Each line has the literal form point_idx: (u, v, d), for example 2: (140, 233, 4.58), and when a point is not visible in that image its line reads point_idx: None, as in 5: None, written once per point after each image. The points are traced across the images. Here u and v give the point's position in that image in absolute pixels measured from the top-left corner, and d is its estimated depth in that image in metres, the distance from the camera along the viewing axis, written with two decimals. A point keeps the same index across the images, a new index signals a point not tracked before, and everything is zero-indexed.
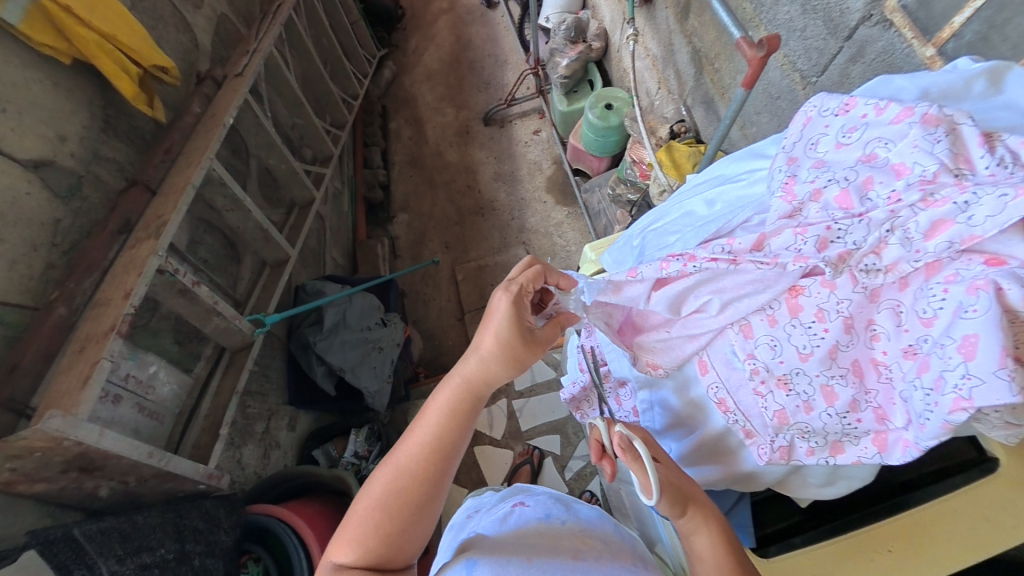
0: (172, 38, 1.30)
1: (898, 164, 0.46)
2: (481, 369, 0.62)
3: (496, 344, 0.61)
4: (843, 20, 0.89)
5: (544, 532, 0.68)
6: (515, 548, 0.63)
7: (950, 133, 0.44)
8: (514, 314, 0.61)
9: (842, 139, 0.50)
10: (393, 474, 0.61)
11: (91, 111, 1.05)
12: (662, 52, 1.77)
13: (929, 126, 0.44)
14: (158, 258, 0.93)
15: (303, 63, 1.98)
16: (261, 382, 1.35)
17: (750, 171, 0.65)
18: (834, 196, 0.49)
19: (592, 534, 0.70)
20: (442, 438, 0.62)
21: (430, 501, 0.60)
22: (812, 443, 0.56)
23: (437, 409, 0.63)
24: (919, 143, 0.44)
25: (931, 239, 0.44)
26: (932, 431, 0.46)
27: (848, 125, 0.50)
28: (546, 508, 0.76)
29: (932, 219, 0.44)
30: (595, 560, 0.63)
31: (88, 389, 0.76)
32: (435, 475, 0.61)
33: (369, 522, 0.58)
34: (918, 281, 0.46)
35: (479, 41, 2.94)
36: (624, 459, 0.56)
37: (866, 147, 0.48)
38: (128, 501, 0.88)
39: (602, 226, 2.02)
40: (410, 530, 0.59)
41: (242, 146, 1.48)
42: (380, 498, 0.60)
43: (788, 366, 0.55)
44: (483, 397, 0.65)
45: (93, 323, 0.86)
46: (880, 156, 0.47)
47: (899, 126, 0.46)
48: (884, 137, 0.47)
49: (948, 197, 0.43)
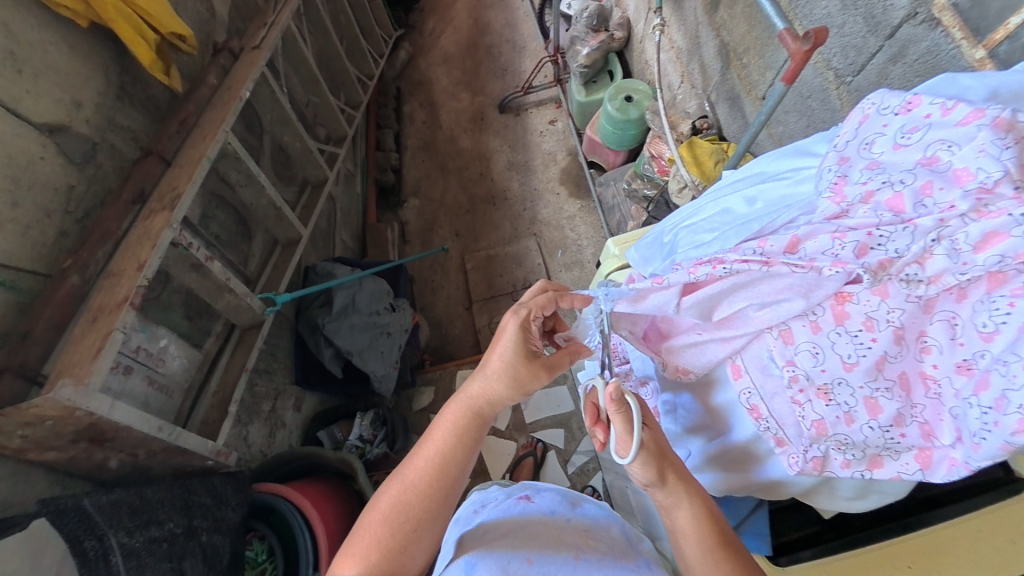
0: (190, 7, 1.26)
1: (959, 170, 0.42)
2: (490, 392, 0.64)
3: (503, 366, 0.63)
4: (884, 18, 0.86)
5: (548, 528, 0.67)
6: (516, 545, 0.62)
7: (1020, 142, 0.40)
8: (521, 337, 0.64)
9: (901, 139, 0.47)
10: (400, 489, 0.61)
11: (106, 77, 1.02)
12: (688, 44, 1.72)
13: (1000, 130, 0.41)
14: (171, 230, 0.91)
15: (319, 40, 1.94)
16: (268, 361, 1.34)
17: (796, 169, 0.62)
18: (886, 199, 0.47)
19: (595, 533, 0.68)
20: (448, 458, 0.62)
21: (433, 519, 0.60)
22: (849, 456, 0.55)
23: (446, 427, 0.64)
24: (987, 147, 0.41)
25: (982, 252, 0.42)
26: (988, 452, 0.45)
27: (908, 125, 0.47)
28: (551, 504, 0.74)
29: (985, 230, 0.41)
30: (597, 560, 0.61)
31: (100, 359, 0.76)
32: (440, 495, 0.61)
33: (375, 537, 0.58)
34: (978, 293, 0.44)
35: (498, 26, 2.87)
36: (612, 411, 0.56)
37: (926, 149, 0.45)
38: (137, 473, 0.87)
39: (616, 221, 1.99)
40: (415, 546, 0.59)
41: (256, 121, 1.46)
42: (385, 512, 0.60)
43: (830, 375, 0.53)
44: (488, 418, 0.65)
45: (105, 293, 0.85)
46: (942, 159, 0.44)
47: (966, 128, 0.43)
48: (948, 139, 0.43)
49: (1005, 210, 0.40)
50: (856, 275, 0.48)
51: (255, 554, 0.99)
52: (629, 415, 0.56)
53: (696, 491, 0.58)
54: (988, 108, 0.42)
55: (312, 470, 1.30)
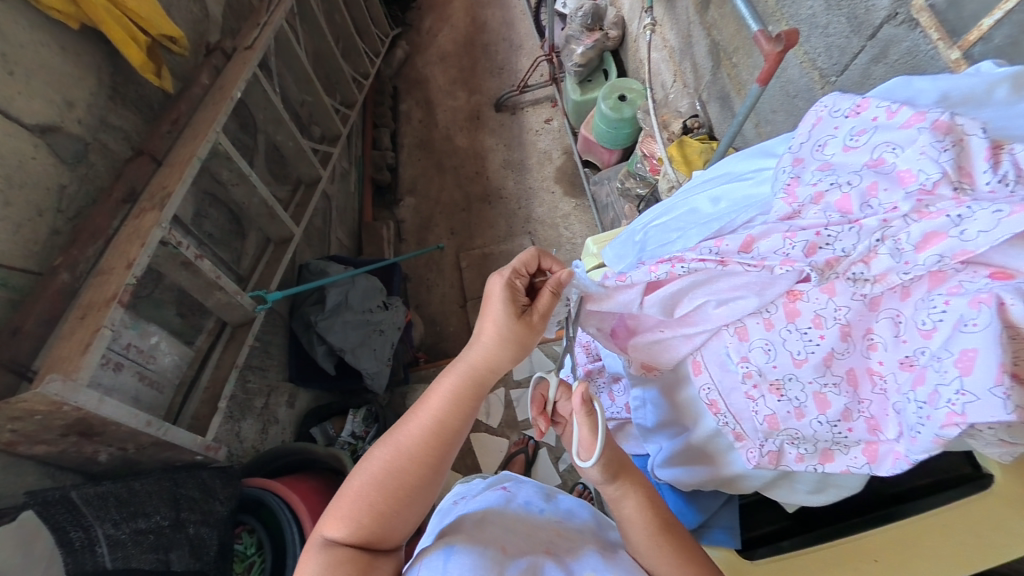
0: (183, 8, 1.28)
1: (903, 171, 0.44)
2: (488, 359, 0.63)
3: (498, 331, 0.61)
4: (867, 18, 0.86)
5: (524, 522, 0.69)
6: (494, 535, 0.63)
7: (957, 145, 0.42)
8: (510, 296, 0.62)
9: (850, 141, 0.48)
10: (394, 454, 0.63)
11: (98, 78, 1.04)
12: (680, 43, 1.72)
13: (939, 133, 0.43)
14: (161, 229, 0.93)
15: (314, 39, 1.96)
16: (261, 358, 1.36)
17: (758, 170, 0.64)
18: (835, 199, 0.48)
19: (569, 526, 0.70)
20: (445, 424, 0.63)
21: (426, 486, 0.62)
22: (801, 450, 0.58)
23: (443, 394, 0.64)
24: (927, 149, 0.43)
25: (922, 251, 0.44)
26: (923, 445, 0.47)
27: (858, 127, 0.48)
28: (527, 496, 0.76)
29: (925, 230, 0.43)
30: (569, 553, 0.63)
31: (88, 354, 0.78)
32: (435, 461, 0.63)
33: (366, 499, 0.61)
34: (920, 291, 0.46)
35: (494, 25, 2.88)
36: (581, 415, 0.59)
37: (873, 151, 0.47)
38: (126, 466, 0.90)
39: (609, 220, 2.00)
40: (404, 512, 0.62)
41: (250, 121, 1.47)
42: (378, 477, 0.62)
43: (782, 372, 0.55)
44: (484, 383, 0.65)
45: (95, 291, 0.87)
46: (888, 161, 0.46)
47: (909, 131, 0.44)
48: (892, 142, 0.45)
49: (943, 210, 0.42)
50: (807, 274, 0.50)
51: (245, 547, 1.02)
52: (595, 420, 0.59)
53: (640, 485, 0.62)
54: (929, 112, 0.44)
55: (304, 465, 1.33)
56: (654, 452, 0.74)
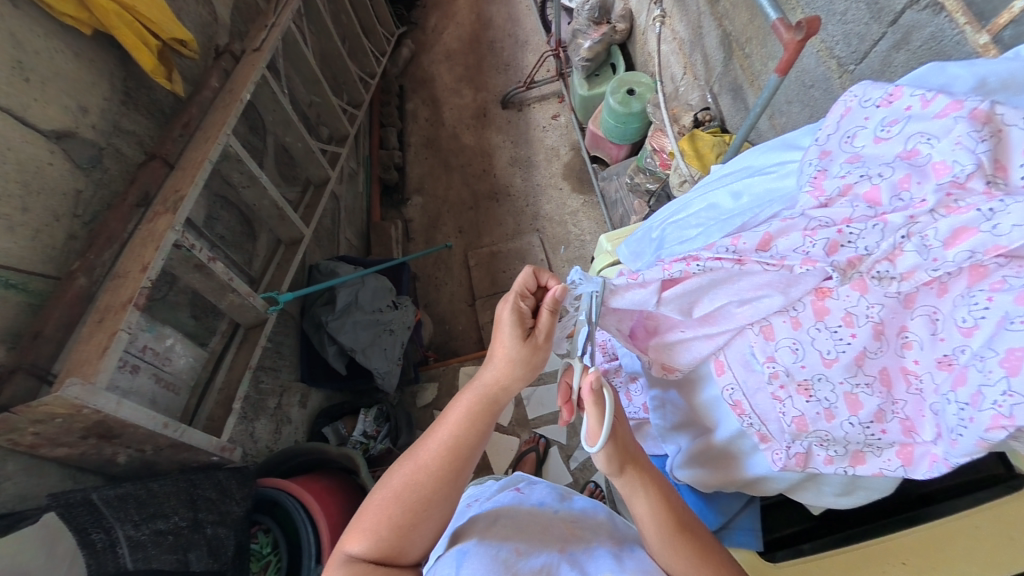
0: (192, 11, 1.28)
1: (938, 163, 0.42)
2: (501, 378, 0.62)
3: (510, 353, 0.61)
4: (888, 3, 0.83)
5: (536, 519, 0.68)
6: (506, 536, 0.63)
7: (994, 135, 0.40)
8: (517, 321, 0.62)
9: (881, 132, 0.46)
10: (412, 470, 0.62)
11: (111, 83, 1.05)
12: (690, 35, 1.69)
13: (977, 122, 0.40)
14: (174, 233, 0.94)
15: (321, 39, 1.95)
16: (274, 358, 1.37)
17: (781, 163, 0.62)
18: (864, 191, 0.47)
19: (583, 522, 0.69)
20: (461, 440, 0.63)
21: (443, 501, 0.62)
22: (831, 452, 0.57)
23: (457, 411, 0.63)
24: (963, 139, 0.40)
25: (951, 247, 0.42)
26: (965, 447, 0.46)
27: (889, 117, 0.46)
28: (541, 497, 0.75)
29: (953, 226, 0.42)
30: (583, 552, 0.62)
31: (106, 357, 0.78)
32: (451, 477, 0.62)
33: (386, 514, 0.61)
34: (959, 287, 0.44)
35: (500, 21, 2.86)
36: (590, 402, 0.57)
37: (907, 142, 0.44)
38: (145, 468, 0.91)
39: (619, 216, 1.98)
40: (422, 527, 0.61)
41: (258, 122, 1.48)
42: (396, 491, 0.62)
43: (811, 372, 0.54)
44: (500, 402, 0.64)
45: (112, 294, 0.87)
46: (922, 152, 0.43)
47: (944, 121, 0.42)
48: (927, 132, 0.43)
49: (973, 205, 0.41)
50: (827, 273, 0.49)
51: (260, 547, 1.03)
52: (603, 408, 0.57)
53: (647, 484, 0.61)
54: (967, 99, 0.41)
55: (318, 464, 1.33)
56: (672, 453, 0.73)
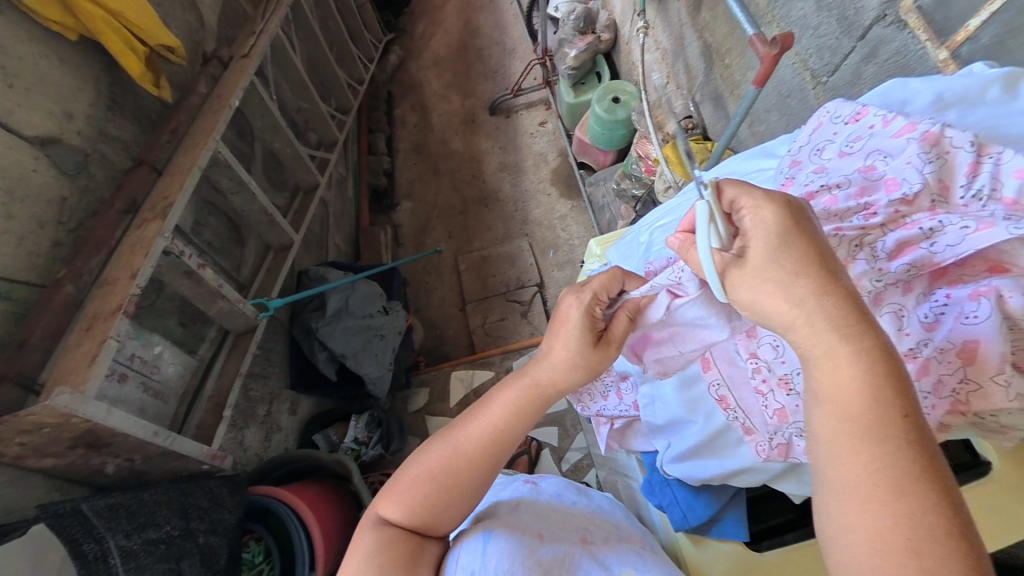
0: (178, 17, 1.28)
1: (891, 179, 0.47)
2: (554, 375, 0.61)
3: (572, 353, 0.59)
4: (857, 19, 0.88)
5: (557, 511, 0.75)
6: (530, 523, 0.69)
7: (942, 157, 0.45)
8: (587, 321, 0.58)
9: (846, 147, 0.53)
10: (450, 454, 0.64)
11: (97, 89, 1.04)
12: (673, 45, 1.74)
13: (926, 142, 0.45)
14: (163, 239, 0.93)
15: (309, 46, 1.95)
16: (263, 365, 1.36)
17: (760, 169, 0.68)
18: (825, 199, 0.51)
19: (601, 518, 0.77)
20: (502, 434, 0.63)
21: (477, 487, 0.64)
22: (809, 442, 0.58)
23: (504, 404, 0.63)
24: (913, 159, 0.46)
25: (895, 260, 0.48)
26: None
27: (854, 134, 0.53)
28: (557, 490, 0.83)
29: (899, 239, 0.47)
30: (602, 543, 0.69)
31: (96, 365, 0.78)
32: (488, 466, 0.64)
33: (419, 489, 0.63)
34: (922, 287, 0.47)
35: (487, 29, 2.90)
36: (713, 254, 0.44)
37: (866, 158, 0.50)
38: (134, 478, 0.89)
39: (606, 221, 2.02)
40: (454, 505, 0.64)
41: (247, 128, 1.47)
42: (432, 470, 0.64)
43: (791, 366, 0.57)
44: (547, 402, 0.63)
45: (100, 302, 0.86)
46: (878, 167, 0.49)
47: (899, 140, 0.48)
48: (884, 149, 0.49)
49: (919, 221, 0.46)
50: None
51: (253, 555, 1.02)
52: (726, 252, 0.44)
53: (867, 436, 0.38)
54: (919, 122, 0.47)
55: (310, 471, 1.32)
56: (661, 449, 0.75)
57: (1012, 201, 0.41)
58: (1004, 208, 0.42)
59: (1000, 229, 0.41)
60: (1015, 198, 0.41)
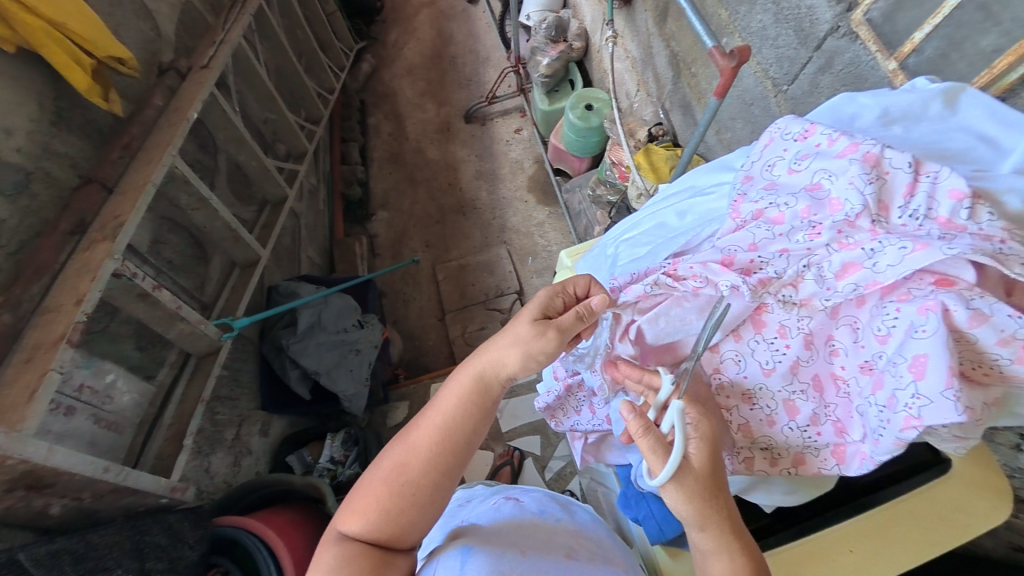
0: (132, 27, 1.23)
1: (834, 199, 0.50)
2: (500, 357, 0.63)
3: (518, 333, 0.63)
4: (812, 31, 0.91)
5: (540, 528, 0.73)
6: (511, 539, 0.68)
7: (881, 177, 0.49)
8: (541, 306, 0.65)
9: (795, 165, 0.55)
10: (404, 451, 0.62)
11: (39, 103, 0.98)
12: (642, 54, 1.77)
13: (867, 165, 0.49)
14: (113, 261, 0.88)
15: (276, 56, 1.91)
16: (230, 387, 1.31)
17: (719, 184, 0.69)
18: (772, 215, 0.54)
19: (586, 536, 0.75)
20: (454, 425, 0.62)
21: (434, 486, 0.61)
22: (775, 454, 0.60)
23: (451, 392, 0.64)
24: (856, 179, 0.48)
25: (841, 279, 0.49)
26: (886, 446, 0.50)
27: (802, 151, 0.55)
28: (540, 506, 0.80)
29: (844, 261, 0.49)
30: (586, 560, 0.68)
31: (35, 402, 0.72)
32: (443, 462, 0.61)
33: (376, 495, 0.60)
34: (875, 299, 0.49)
35: (460, 37, 2.90)
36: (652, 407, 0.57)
37: (813, 176, 0.53)
38: (84, 517, 0.83)
39: (583, 227, 2.03)
40: (414, 511, 0.60)
41: (209, 141, 1.42)
42: (387, 473, 0.61)
43: (753, 381, 0.58)
44: (495, 387, 0.65)
45: (41, 331, 0.81)
46: (824, 186, 0.51)
47: (843, 160, 0.51)
48: (829, 169, 0.51)
49: (860, 243, 0.48)
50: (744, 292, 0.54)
51: None
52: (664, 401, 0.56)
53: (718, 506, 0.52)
54: (861, 144, 0.50)
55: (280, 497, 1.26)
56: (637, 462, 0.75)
57: (946, 220, 0.45)
58: (938, 226, 0.45)
59: (935, 250, 0.43)
60: (949, 217, 0.45)
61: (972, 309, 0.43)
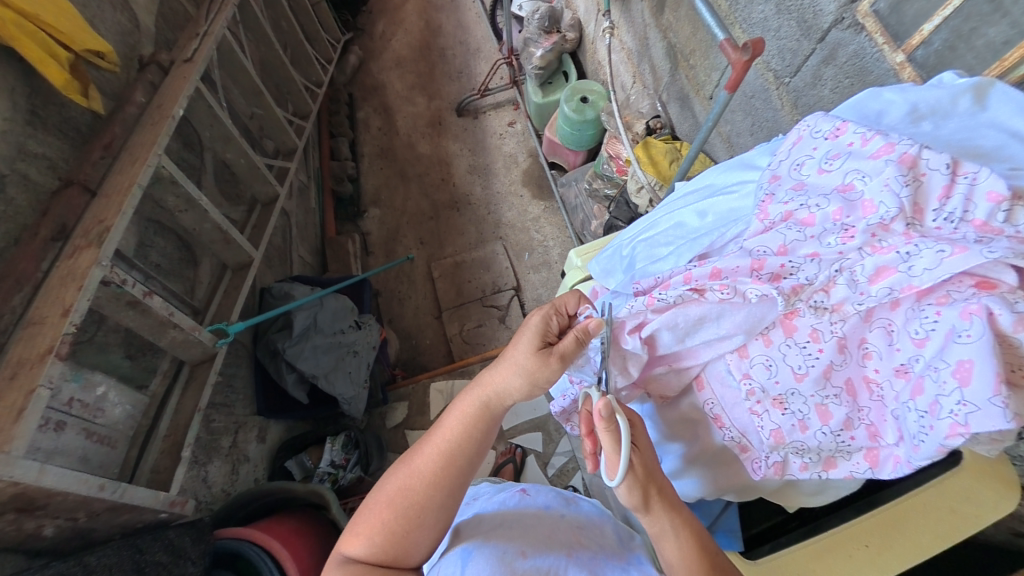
0: (108, 18, 1.16)
1: (867, 201, 0.49)
2: (498, 376, 0.64)
3: (519, 359, 0.63)
4: (815, 22, 0.89)
5: (545, 524, 0.71)
6: (512, 539, 0.66)
7: (916, 180, 0.48)
8: (539, 329, 0.64)
9: (825, 164, 0.54)
10: (405, 475, 0.63)
11: (12, 101, 0.91)
12: (638, 45, 1.74)
13: (904, 166, 0.48)
14: (101, 268, 0.84)
15: (261, 48, 1.83)
16: (225, 394, 1.27)
17: (741, 182, 0.68)
18: (801, 216, 0.54)
19: (589, 530, 0.73)
20: (458, 448, 0.63)
21: (440, 507, 0.61)
22: (805, 459, 0.60)
23: (454, 417, 0.65)
24: (891, 181, 0.47)
25: (875, 283, 0.49)
26: (926, 452, 0.49)
27: (833, 151, 0.54)
28: (546, 500, 0.78)
29: (877, 265, 0.49)
30: (588, 560, 0.66)
31: (23, 421, 0.68)
32: (446, 485, 0.62)
33: (380, 519, 0.61)
34: (909, 302, 0.49)
35: (449, 28, 2.83)
36: (602, 430, 0.54)
37: (845, 176, 0.52)
38: (77, 538, 0.80)
39: (579, 221, 2.01)
40: (417, 533, 0.61)
41: (194, 138, 1.36)
42: (391, 497, 0.62)
43: (785, 387, 0.57)
44: (496, 412, 0.65)
45: (26, 345, 0.77)
46: (856, 187, 0.51)
47: (878, 161, 0.50)
48: (862, 169, 0.50)
49: (895, 246, 0.48)
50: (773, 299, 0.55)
51: None
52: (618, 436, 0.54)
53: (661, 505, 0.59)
54: (897, 144, 0.49)
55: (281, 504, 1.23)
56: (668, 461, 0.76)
57: (981, 223, 0.44)
58: (974, 229, 0.45)
59: (974, 253, 0.43)
60: (985, 219, 0.44)
61: (1016, 312, 0.43)
